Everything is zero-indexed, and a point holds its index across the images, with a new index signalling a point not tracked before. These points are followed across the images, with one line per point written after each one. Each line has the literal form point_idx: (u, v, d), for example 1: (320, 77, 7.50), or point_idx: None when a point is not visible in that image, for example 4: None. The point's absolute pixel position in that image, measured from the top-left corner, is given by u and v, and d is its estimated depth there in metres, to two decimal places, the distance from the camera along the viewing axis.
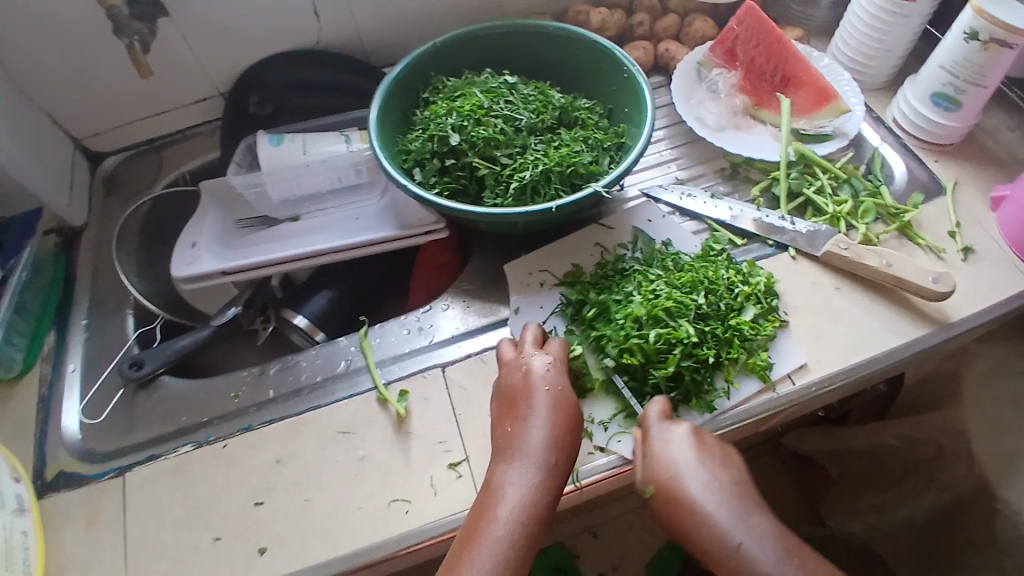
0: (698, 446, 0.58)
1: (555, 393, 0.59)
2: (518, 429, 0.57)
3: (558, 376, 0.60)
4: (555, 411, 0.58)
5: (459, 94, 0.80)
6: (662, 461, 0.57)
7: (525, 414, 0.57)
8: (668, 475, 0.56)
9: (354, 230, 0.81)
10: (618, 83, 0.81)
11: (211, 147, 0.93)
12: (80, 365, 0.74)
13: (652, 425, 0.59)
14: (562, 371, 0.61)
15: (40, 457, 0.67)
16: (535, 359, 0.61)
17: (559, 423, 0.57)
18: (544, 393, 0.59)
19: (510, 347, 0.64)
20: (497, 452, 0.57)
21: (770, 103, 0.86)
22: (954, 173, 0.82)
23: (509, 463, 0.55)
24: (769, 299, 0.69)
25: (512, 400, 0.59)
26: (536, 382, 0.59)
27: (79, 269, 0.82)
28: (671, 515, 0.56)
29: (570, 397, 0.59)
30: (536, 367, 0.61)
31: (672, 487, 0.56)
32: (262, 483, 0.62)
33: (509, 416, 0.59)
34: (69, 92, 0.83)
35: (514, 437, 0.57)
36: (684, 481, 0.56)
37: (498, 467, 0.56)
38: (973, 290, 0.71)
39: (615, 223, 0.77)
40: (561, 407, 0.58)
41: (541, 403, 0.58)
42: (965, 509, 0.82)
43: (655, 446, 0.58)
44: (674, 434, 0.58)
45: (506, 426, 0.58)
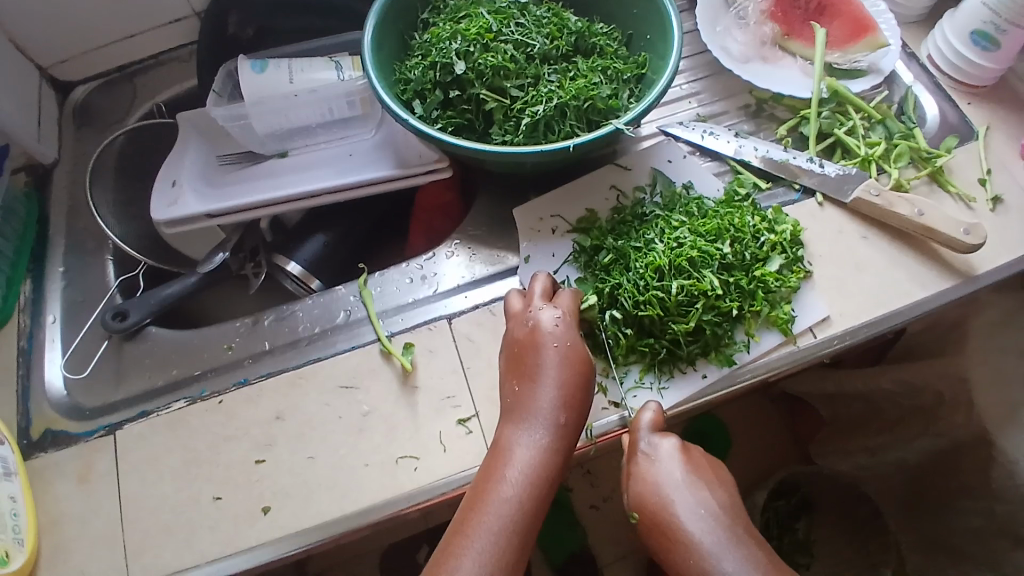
0: (688, 467, 0.55)
1: (566, 349, 0.55)
2: (527, 389, 0.54)
3: (569, 331, 0.56)
4: (567, 369, 0.54)
5: (463, 15, 0.71)
6: (649, 482, 0.55)
7: (534, 372, 0.54)
8: (654, 494, 0.54)
9: (349, 168, 0.75)
10: (641, 5, 0.73)
11: (187, 74, 0.84)
12: (61, 315, 0.70)
13: (641, 438, 0.57)
14: (573, 325, 0.57)
15: (24, 413, 0.63)
16: (545, 312, 0.57)
17: (570, 382, 0.54)
18: (553, 349, 0.55)
19: (519, 298, 0.60)
20: (506, 411, 0.55)
21: (802, 33, 0.79)
22: (988, 115, 0.77)
23: (517, 424, 0.53)
24: (795, 249, 0.65)
25: (519, 355, 0.56)
26: (546, 339, 0.56)
27: (52, 211, 0.76)
28: (657, 538, 0.54)
29: (581, 352, 0.56)
30: (545, 322, 0.57)
31: (659, 508, 0.54)
32: (263, 438, 0.60)
33: (517, 373, 0.56)
34: (25, 10, 0.73)
35: (524, 396, 0.54)
36: (670, 500, 0.54)
37: (506, 427, 0.54)
38: (1001, 241, 0.68)
39: (633, 163, 0.72)
40: (573, 364, 0.55)
41: (550, 361, 0.55)
42: (961, 455, 0.84)
43: (644, 465, 0.56)
44: (662, 453, 0.56)
45: (514, 384, 0.55)
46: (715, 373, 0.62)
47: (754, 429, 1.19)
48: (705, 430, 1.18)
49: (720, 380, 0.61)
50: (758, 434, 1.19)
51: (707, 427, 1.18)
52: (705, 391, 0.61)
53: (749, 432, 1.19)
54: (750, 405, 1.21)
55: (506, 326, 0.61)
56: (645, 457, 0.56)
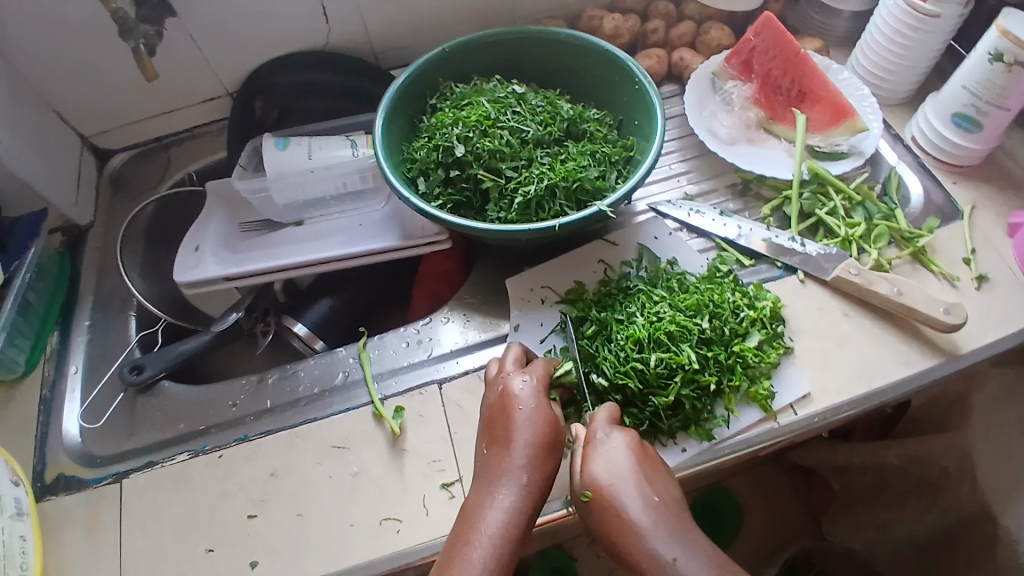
0: (641, 458, 0.56)
1: (533, 412, 0.58)
2: (497, 452, 0.57)
3: (537, 395, 0.59)
4: (533, 432, 0.57)
5: (466, 102, 0.78)
6: (602, 466, 0.55)
7: (503, 436, 0.57)
8: (606, 479, 0.55)
9: (357, 238, 0.81)
10: (630, 94, 0.79)
11: (217, 147, 0.93)
12: (82, 367, 0.75)
13: (599, 428, 0.58)
14: (542, 389, 0.60)
15: (41, 459, 0.68)
16: (514, 378, 0.60)
17: (536, 444, 0.56)
18: (520, 412, 0.58)
19: (494, 367, 0.64)
20: (479, 474, 0.57)
21: (785, 117, 0.84)
22: (972, 196, 0.79)
23: (486, 487, 0.55)
24: (774, 325, 0.68)
25: (491, 421, 0.59)
26: (514, 403, 0.59)
27: (85, 269, 0.83)
28: (606, 520, 0.53)
29: (549, 415, 0.58)
30: (514, 387, 0.60)
31: (611, 493, 0.54)
32: (257, 495, 0.63)
33: (489, 438, 0.58)
34: (77, 91, 0.83)
35: (493, 460, 0.57)
36: (620, 487, 0.54)
37: (476, 491, 0.56)
38: (985, 320, 0.69)
39: (620, 239, 0.76)
40: (539, 427, 0.57)
41: (518, 424, 0.57)
42: (966, 531, 0.82)
43: (600, 451, 0.56)
44: (619, 443, 0.56)
45: (485, 448, 0.58)
46: (694, 447, 0.63)
47: (764, 499, 1.16)
48: (715, 502, 1.14)
49: (700, 454, 0.63)
50: (767, 507, 1.16)
51: (717, 498, 1.15)
52: (685, 464, 0.63)
53: (761, 503, 1.16)
54: (760, 476, 1.18)
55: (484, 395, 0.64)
56: (599, 444, 0.57)
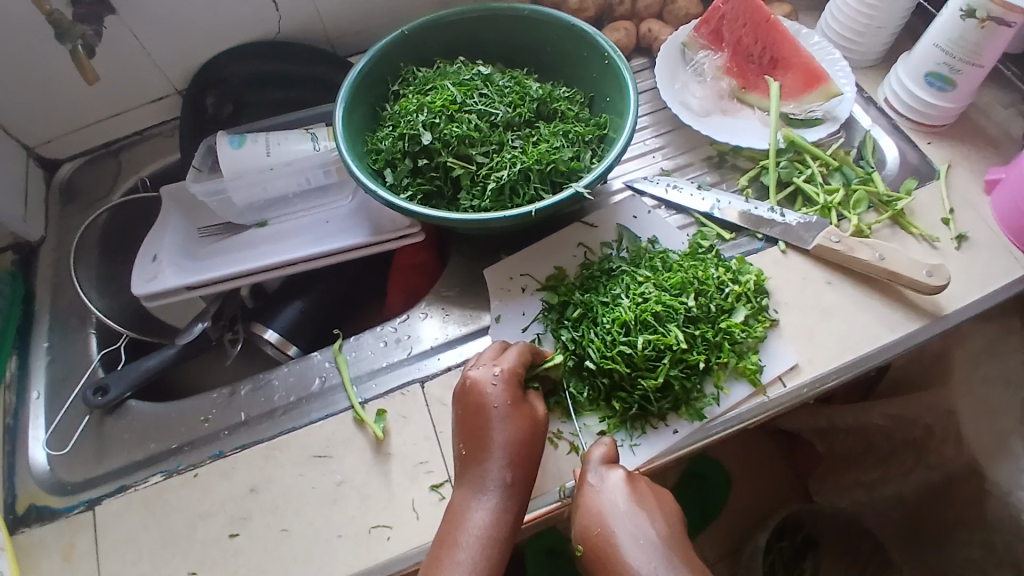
0: (627, 503, 0.54)
1: (507, 408, 0.57)
2: (473, 453, 0.56)
3: (508, 388, 0.57)
4: (508, 431, 0.56)
5: (430, 87, 0.75)
6: (595, 511, 0.54)
7: (480, 436, 0.56)
8: (598, 526, 0.54)
9: (325, 236, 0.77)
10: (600, 70, 0.76)
11: (170, 149, 0.88)
12: (45, 391, 0.71)
13: (590, 468, 0.57)
14: (513, 381, 0.58)
15: (10, 488, 0.64)
16: (483, 371, 0.59)
17: (514, 442, 0.56)
18: (495, 410, 0.57)
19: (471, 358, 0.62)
20: (459, 474, 0.57)
21: (758, 85, 0.82)
22: (947, 155, 0.78)
23: (469, 491, 0.55)
24: (759, 298, 0.67)
25: (466, 419, 0.58)
26: (485, 399, 0.57)
27: (39, 287, 0.78)
28: (603, 572, 0.53)
29: (524, 408, 0.58)
30: (485, 382, 0.58)
31: (604, 538, 0.53)
32: (237, 512, 0.60)
33: (464, 438, 0.57)
34: (14, 98, 0.77)
35: (472, 461, 0.56)
36: (613, 533, 0.53)
37: (459, 494, 0.56)
38: (968, 279, 0.69)
39: (598, 220, 0.74)
40: (516, 423, 0.56)
41: (493, 422, 0.56)
42: (953, 487, 0.83)
43: (592, 497, 0.55)
44: (602, 494, 0.55)
45: (462, 447, 0.57)
46: (686, 428, 0.62)
47: (753, 468, 1.16)
48: (704, 470, 1.14)
49: (692, 434, 0.62)
50: (756, 476, 1.16)
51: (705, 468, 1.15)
52: (678, 445, 0.61)
53: (748, 471, 1.16)
54: (746, 443, 1.18)
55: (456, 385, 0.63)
56: (592, 487, 0.55)
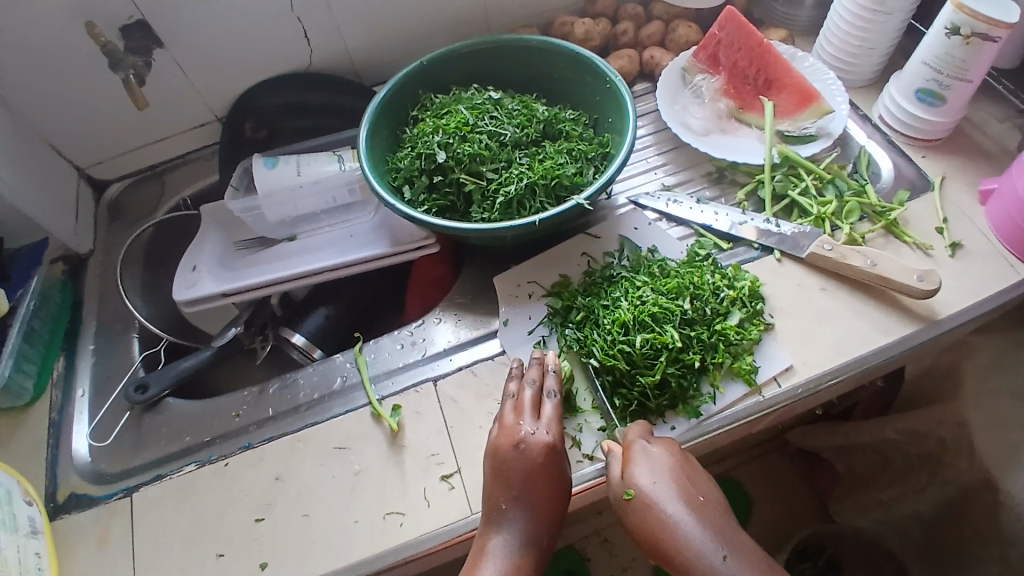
0: (681, 464, 0.59)
1: (551, 478, 0.60)
2: (509, 508, 0.59)
3: (554, 458, 0.61)
4: (549, 495, 0.59)
5: (445, 111, 0.81)
6: (646, 465, 0.58)
7: (523, 498, 0.59)
8: (649, 479, 0.57)
9: (349, 248, 0.84)
10: (602, 93, 0.82)
11: (209, 171, 0.96)
12: (89, 390, 0.77)
13: (638, 435, 0.61)
14: (559, 451, 0.61)
15: (52, 480, 0.70)
16: (535, 437, 0.61)
17: (549, 508, 0.60)
18: (541, 478, 0.59)
19: (510, 410, 0.63)
20: (487, 522, 0.59)
21: (754, 105, 0.87)
22: (942, 168, 0.81)
23: (498, 543, 0.58)
24: (754, 303, 0.70)
25: (510, 478, 0.59)
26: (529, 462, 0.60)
27: (87, 295, 0.85)
28: (652, 520, 0.57)
29: (564, 477, 0.61)
30: (536, 449, 0.60)
31: (655, 490, 0.57)
32: (263, 499, 0.65)
33: (504, 494, 0.59)
34: (71, 124, 0.86)
35: (508, 518, 0.59)
36: (662, 487, 0.57)
37: (487, 543, 0.58)
38: (962, 285, 0.71)
39: (602, 232, 0.79)
40: (556, 491, 0.60)
41: (538, 489, 0.59)
42: (969, 502, 0.79)
43: (641, 455, 0.59)
44: (661, 451, 0.59)
45: (499, 503, 0.59)
46: (683, 425, 0.65)
47: (772, 486, 1.16)
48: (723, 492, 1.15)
49: (689, 430, 0.65)
50: (774, 494, 1.15)
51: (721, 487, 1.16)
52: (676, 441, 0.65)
53: (766, 489, 1.16)
54: (761, 460, 1.19)
55: (490, 431, 0.64)
56: (642, 449, 0.59)
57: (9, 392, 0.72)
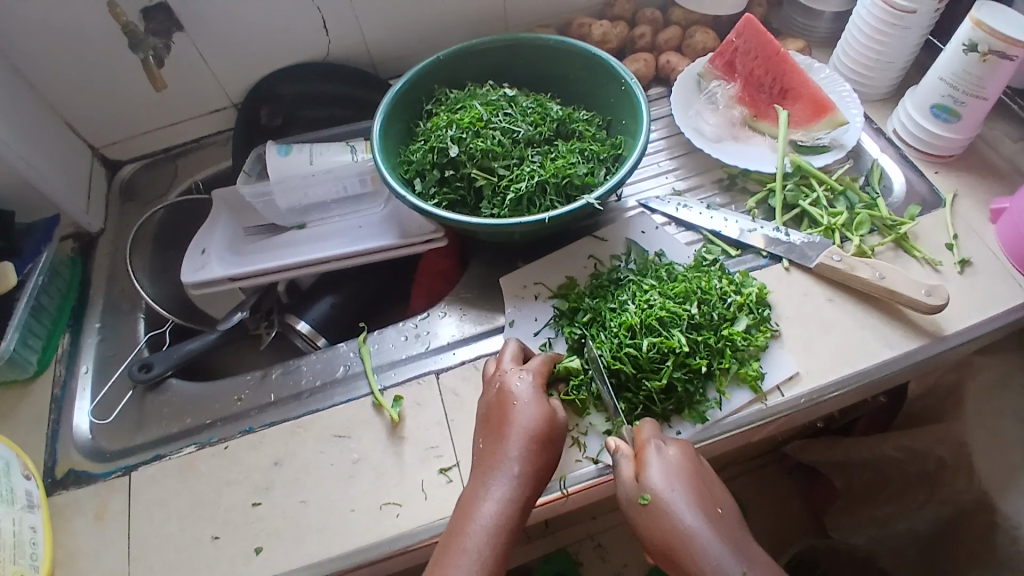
0: (696, 470, 0.59)
1: (528, 407, 0.60)
2: (491, 444, 0.60)
3: (533, 391, 0.62)
4: (527, 424, 0.59)
5: (460, 106, 0.82)
6: (662, 468, 0.58)
7: (501, 430, 0.60)
8: (666, 484, 0.57)
9: (358, 238, 0.84)
10: (617, 95, 0.82)
11: (223, 156, 0.97)
12: (93, 366, 0.78)
13: (650, 435, 0.61)
14: (538, 386, 0.62)
15: (52, 454, 0.70)
16: (511, 374, 0.63)
17: (531, 438, 0.59)
18: (518, 407, 0.60)
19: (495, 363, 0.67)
20: (476, 465, 0.59)
21: (769, 114, 0.87)
22: (953, 184, 0.81)
23: (483, 480, 0.58)
24: (761, 310, 0.70)
25: (490, 415, 0.62)
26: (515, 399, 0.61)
27: (95, 273, 0.86)
28: (667, 527, 0.56)
29: (545, 408, 0.61)
30: (512, 383, 0.62)
31: (672, 497, 0.56)
32: (261, 482, 0.65)
33: (486, 432, 0.61)
34: (88, 102, 0.86)
35: (489, 452, 0.59)
36: (679, 495, 0.57)
37: (473, 483, 0.58)
38: (968, 302, 0.71)
39: (609, 234, 0.79)
40: (535, 420, 0.60)
41: (516, 417, 0.60)
42: (966, 521, 0.78)
43: (656, 457, 0.59)
44: (675, 454, 0.59)
45: (483, 441, 0.60)
46: (689, 429, 0.65)
47: (768, 498, 1.16)
48: None
49: (696, 435, 0.65)
50: (770, 506, 1.15)
51: None
52: None
53: (762, 501, 1.16)
54: (759, 472, 1.18)
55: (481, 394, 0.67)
56: (656, 449, 0.59)
57: (13, 364, 0.72)
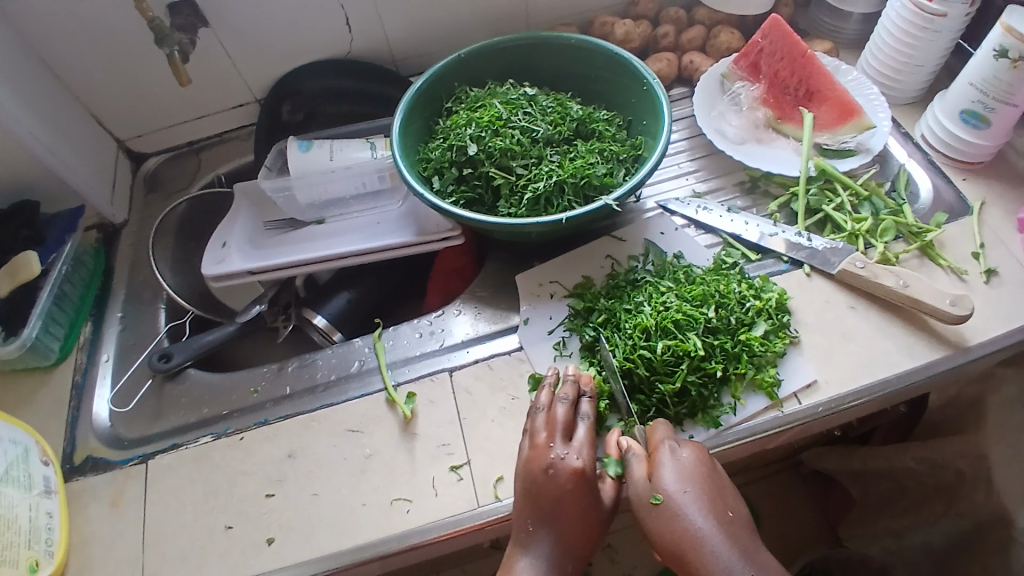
0: (710, 473, 0.58)
1: (580, 504, 0.59)
2: (538, 529, 0.58)
3: (584, 483, 0.59)
4: (578, 524, 0.58)
5: (479, 104, 0.81)
6: (676, 471, 0.58)
7: (550, 522, 0.58)
8: (680, 489, 0.57)
9: (376, 235, 0.84)
10: (638, 96, 0.81)
11: (245, 151, 0.98)
12: (113, 355, 0.79)
13: (665, 438, 0.60)
14: (590, 477, 0.59)
15: (71, 440, 0.71)
16: (564, 460, 0.59)
17: (578, 535, 0.58)
18: (571, 502, 0.58)
19: (542, 428, 0.61)
20: (516, 539, 0.59)
21: (793, 116, 0.85)
22: (982, 192, 0.79)
23: (525, 561, 0.58)
24: (781, 316, 0.69)
25: (539, 497, 0.58)
26: (562, 489, 0.58)
27: (118, 263, 0.88)
28: (676, 528, 0.56)
29: (595, 508, 0.59)
30: (565, 471, 0.59)
31: (683, 500, 0.57)
32: (274, 474, 0.66)
33: (533, 515, 0.58)
34: (114, 97, 0.88)
35: (535, 538, 0.58)
36: (690, 499, 0.57)
37: (514, 559, 0.58)
38: (994, 314, 0.69)
39: (627, 235, 0.78)
40: (584, 520, 0.59)
41: (568, 514, 0.58)
42: (984, 537, 0.76)
43: (669, 459, 0.58)
44: (688, 455, 0.59)
45: (528, 522, 0.58)
46: (702, 434, 0.64)
47: (783, 505, 1.14)
48: None
49: (708, 440, 0.64)
50: (784, 514, 1.13)
51: None
52: None
53: (777, 508, 1.14)
54: (774, 479, 1.16)
55: (518, 453, 0.62)
56: (671, 451, 0.59)
57: (35, 351, 0.74)
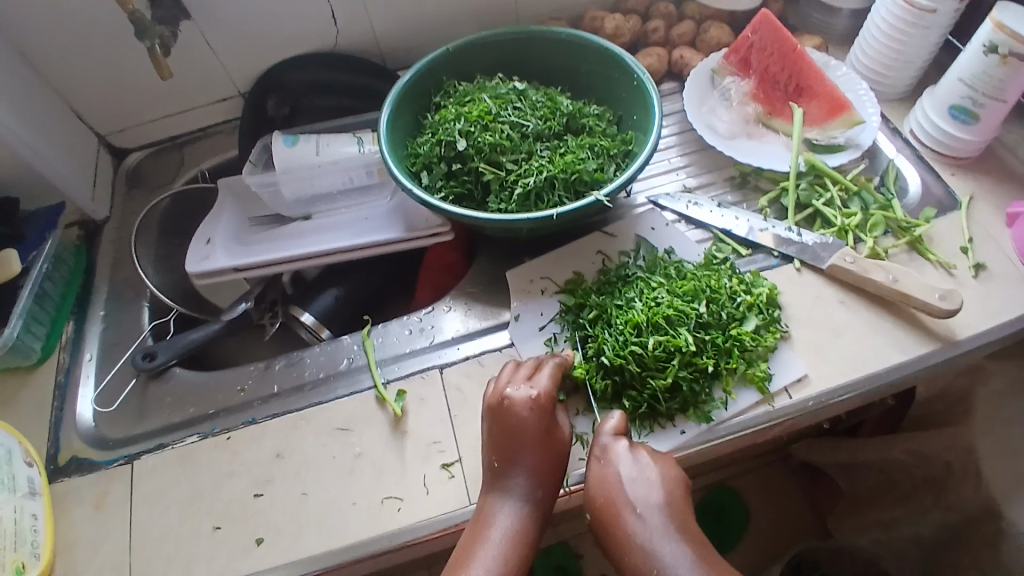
0: (633, 468, 0.58)
1: (540, 433, 0.59)
2: (503, 463, 0.59)
3: (542, 410, 0.60)
4: (541, 452, 0.59)
5: (469, 99, 0.80)
6: (599, 480, 0.58)
7: (512, 452, 0.58)
8: (602, 497, 0.57)
9: (364, 230, 0.83)
10: (629, 91, 0.81)
11: (230, 145, 0.96)
12: (96, 354, 0.78)
13: (596, 443, 0.60)
14: (548, 405, 0.61)
15: (54, 441, 0.70)
16: (520, 391, 0.61)
17: (544, 461, 0.59)
18: (532, 430, 0.59)
19: (504, 372, 0.64)
20: (487, 483, 0.59)
21: (783, 111, 0.85)
22: (970, 187, 0.79)
23: (498, 498, 0.58)
24: (771, 310, 0.69)
25: (501, 432, 0.60)
26: (522, 420, 0.59)
27: (100, 260, 0.86)
28: (608, 536, 0.56)
29: (557, 433, 0.61)
30: (522, 401, 0.60)
31: (608, 508, 0.57)
32: (263, 474, 0.65)
33: (497, 451, 0.59)
34: (95, 90, 0.86)
35: (501, 472, 0.59)
36: (617, 505, 0.56)
37: (486, 499, 0.58)
38: (981, 308, 0.70)
39: (617, 231, 0.78)
40: (547, 446, 0.59)
41: (528, 441, 0.59)
42: (972, 528, 0.77)
43: (594, 467, 0.59)
44: (612, 460, 0.58)
45: (494, 458, 0.59)
46: (693, 429, 0.64)
47: (772, 498, 1.14)
48: (721, 501, 1.13)
49: (700, 435, 0.64)
50: (773, 506, 1.14)
51: (723, 498, 1.14)
52: (685, 445, 0.64)
53: (766, 499, 1.14)
54: (764, 472, 1.17)
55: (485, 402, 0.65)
56: (596, 459, 0.59)
57: (16, 351, 0.73)
